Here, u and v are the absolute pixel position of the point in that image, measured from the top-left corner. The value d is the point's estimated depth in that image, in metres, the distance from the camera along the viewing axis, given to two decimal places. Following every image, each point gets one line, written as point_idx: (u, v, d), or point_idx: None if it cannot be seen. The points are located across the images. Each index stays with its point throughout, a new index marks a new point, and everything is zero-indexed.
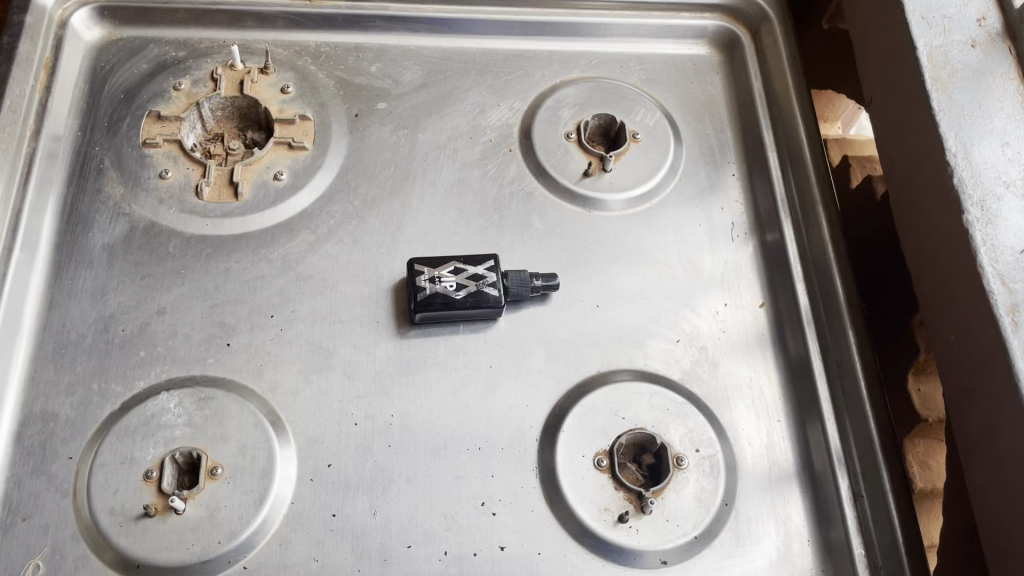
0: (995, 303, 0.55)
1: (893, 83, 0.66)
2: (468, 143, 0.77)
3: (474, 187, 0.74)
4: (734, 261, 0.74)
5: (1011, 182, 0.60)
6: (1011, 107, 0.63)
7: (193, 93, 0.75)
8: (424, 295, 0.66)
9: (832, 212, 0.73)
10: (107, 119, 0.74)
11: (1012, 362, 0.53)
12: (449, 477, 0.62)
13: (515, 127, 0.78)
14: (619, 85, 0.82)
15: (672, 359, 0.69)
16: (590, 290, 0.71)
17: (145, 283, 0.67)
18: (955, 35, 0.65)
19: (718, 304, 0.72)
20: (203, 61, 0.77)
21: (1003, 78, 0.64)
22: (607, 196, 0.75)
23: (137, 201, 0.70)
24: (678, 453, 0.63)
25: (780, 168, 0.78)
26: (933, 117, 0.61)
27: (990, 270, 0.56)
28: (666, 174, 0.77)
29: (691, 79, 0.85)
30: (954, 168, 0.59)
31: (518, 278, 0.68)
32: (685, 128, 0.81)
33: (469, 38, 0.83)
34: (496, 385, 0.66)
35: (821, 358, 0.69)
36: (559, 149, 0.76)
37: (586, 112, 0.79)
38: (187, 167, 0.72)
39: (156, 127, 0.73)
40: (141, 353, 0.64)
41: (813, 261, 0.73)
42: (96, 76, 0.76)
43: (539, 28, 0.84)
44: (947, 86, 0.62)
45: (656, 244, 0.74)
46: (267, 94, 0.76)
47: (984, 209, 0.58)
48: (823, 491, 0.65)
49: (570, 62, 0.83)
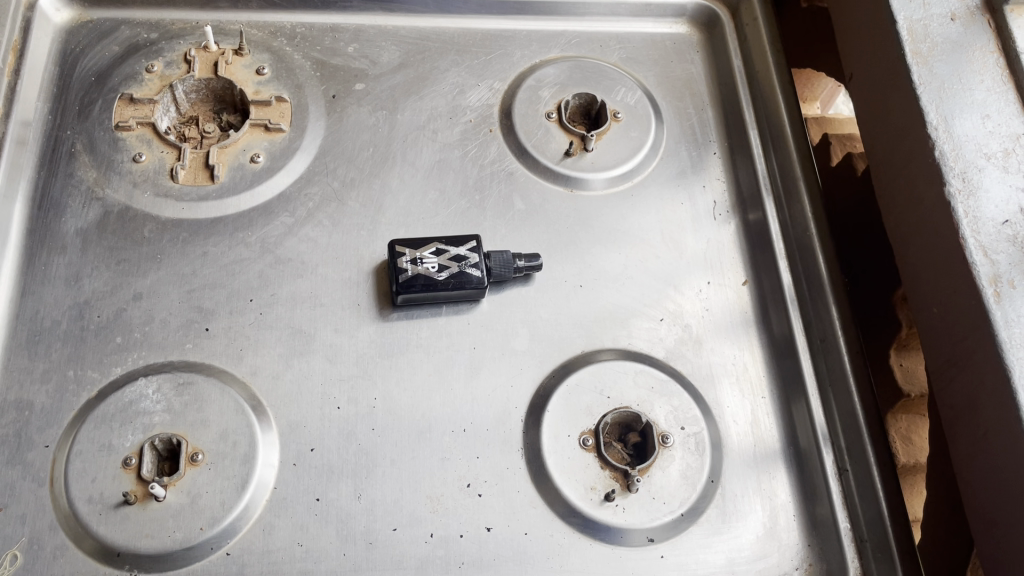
0: (977, 275, 0.55)
1: (875, 58, 0.66)
2: (447, 123, 0.76)
3: (454, 168, 0.74)
4: (716, 240, 0.74)
5: (992, 154, 0.60)
6: (991, 80, 0.62)
7: (166, 75, 0.74)
8: (405, 277, 0.65)
9: (813, 189, 0.73)
10: (79, 102, 0.72)
11: (997, 333, 0.53)
12: (434, 459, 0.62)
13: (495, 107, 0.77)
14: (599, 64, 0.81)
15: (657, 337, 0.68)
16: (573, 270, 0.71)
17: (120, 268, 0.66)
18: (934, 9, 0.64)
19: (701, 283, 0.72)
20: (176, 42, 0.76)
21: (983, 51, 0.63)
22: (589, 175, 0.74)
23: (110, 185, 0.69)
24: (663, 431, 0.63)
25: (762, 147, 0.78)
26: (914, 91, 0.61)
27: (972, 242, 0.56)
28: (648, 152, 0.77)
29: (671, 57, 0.84)
30: (936, 141, 0.59)
31: (501, 259, 0.67)
32: (666, 107, 0.80)
33: (448, 18, 0.82)
34: (479, 367, 0.65)
35: (804, 335, 0.69)
36: (539, 130, 0.76)
37: (566, 91, 0.78)
38: (161, 150, 0.70)
39: (128, 110, 0.71)
40: (117, 339, 0.63)
41: (795, 239, 0.73)
42: (66, 59, 0.74)
43: (518, 8, 0.83)
44: (927, 59, 0.62)
45: (638, 224, 0.74)
46: (242, 76, 0.74)
47: (965, 181, 0.58)
48: (808, 468, 0.65)
49: (550, 41, 0.83)
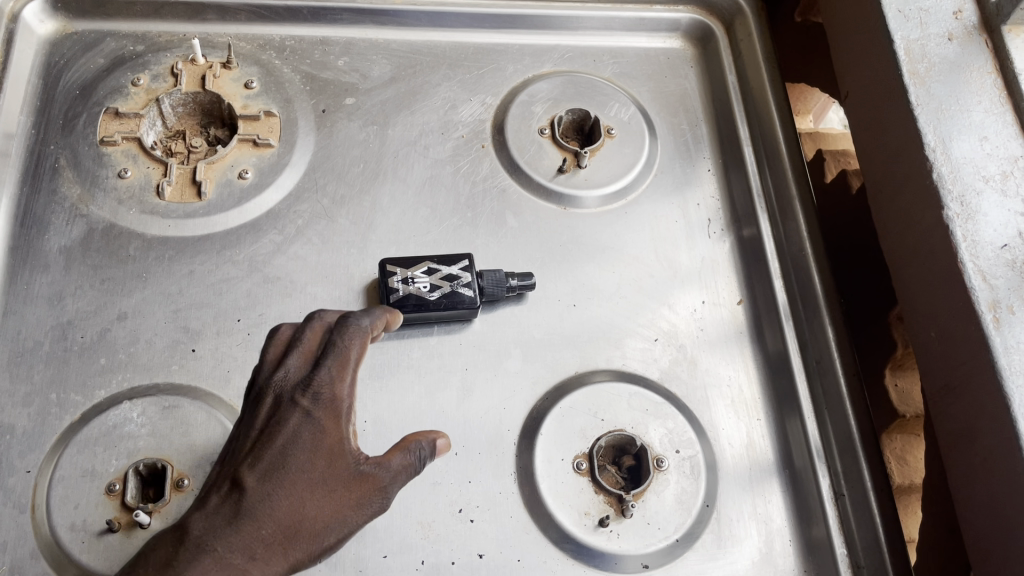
0: (977, 300, 0.54)
1: (873, 77, 0.66)
2: (439, 139, 0.75)
3: (446, 184, 0.73)
4: (711, 257, 0.73)
5: (991, 176, 0.59)
6: (989, 101, 0.61)
7: (152, 89, 0.72)
8: (396, 297, 0.64)
9: (808, 207, 0.72)
10: (63, 116, 0.70)
11: (996, 358, 0.53)
12: (425, 484, 0.60)
13: (487, 122, 0.77)
14: (593, 79, 0.80)
15: (651, 358, 0.68)
16: (567, 288, 0.70)
17: (104, 287, 0.64)
18: (931, 29, 0.64)
19: (696, 301, 0.71)
20: (162, 55, 0.74)
21: (981, 72, 0.62)
22: (582, 192, 0.74)
23: (95, 201, 0.67)
24: (658, 454, 0.62)
25: (757, 163, 0.77)
26: (911, 111, 0.60)
27: (971, 266, 0.55)
28: (641, 169, 0.76)
29: (664, 73, 0.83)
30: (933, 163, 0.58)
31: (493, 279, 0.66)
32: (660, 123, 0.80)
33: (439, 31, 0.81)
34: (471, 389, 0.64)
35: (799, 354, 0.68)
36: (532, 145, 0.75)
37: (559, 107, 0.77)
38: (147, 166, 0.69)
39: (113, 124, 0.70)
40: (101, 361, 0.62)
41: (790, 258, 0.72)
42: (49, 71, 0.73)
43: (510, 21, 0.82)
44: (924, 79, 0.61)
45: (631, 242, 0.73)
46: (230, 90, 0.73)
47: (963, 205, 0.57)
48: (804, 491, 0.64)
49: (543, 55, 0.82)
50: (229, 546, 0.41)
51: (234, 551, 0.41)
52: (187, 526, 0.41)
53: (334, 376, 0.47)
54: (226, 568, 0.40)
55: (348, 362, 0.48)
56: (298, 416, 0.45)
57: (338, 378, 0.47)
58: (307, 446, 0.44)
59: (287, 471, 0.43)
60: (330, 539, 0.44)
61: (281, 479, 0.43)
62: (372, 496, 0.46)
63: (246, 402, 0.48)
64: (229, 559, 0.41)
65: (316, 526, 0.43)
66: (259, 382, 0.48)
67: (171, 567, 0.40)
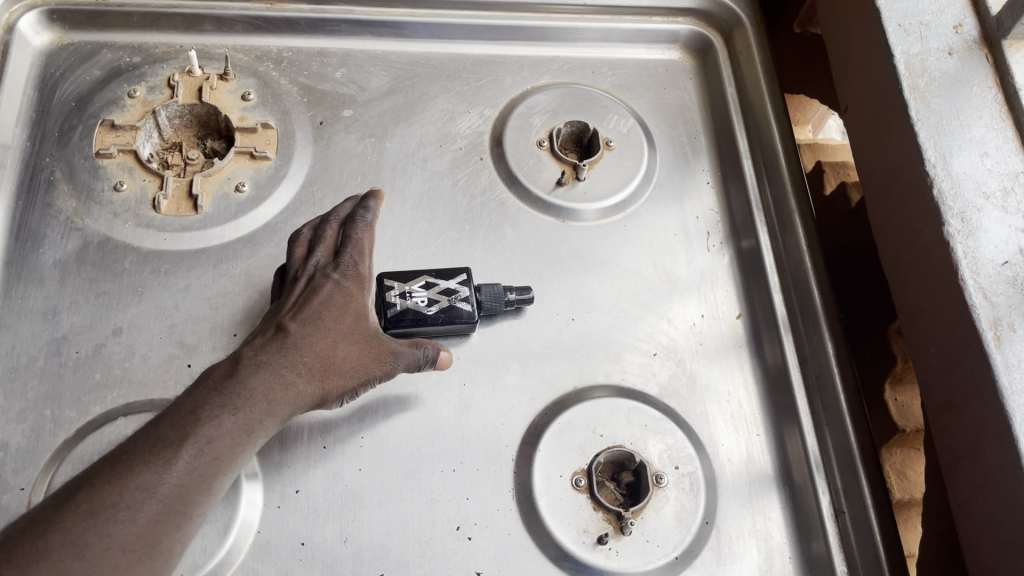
0: (977, 318, 0.54)
1: (873, 91, 0.65)
2: (437, 151, 0.75)
3: (444, 197, 0.72)
4: (710, 271, 0.73)
5: (991, 193, 0.58)
6: (990, 116, 0.61)
7: (148, 101, 0.72)
8: (394, 312, 0.63)
9: (807, 220, 0.72)
10: (59, 128, 0.70)
11: (997, 377, 0.52)
12: (423, 501, 0.60)
13: (486, 135, 0.76)
14: (592, 91, 0.80)
15: (650, 373, 0.67)
16: (566, 303, 0.69)
17: (100, 301, 0.64)
18: (931, 43, 0.63)
19: (695, 314, 0.71)
20: (159, 66, 0.74)
21: (981, 87, 0.62)
22: (581, 205, 0.73)
23: (91, 214, 0.67)
24: (657, 471, 0.62)
25: (756, 176, 0.77)
26: (912, 127, 0.60)
27: (972, 284, 0.55)
28: (641, 182, 0.75)
29: (663, 85, 0.83)
30: (934, 179, 0.58)
31: (491, 292, 0.66)
32: (659, 135, 0.79)
33: (437, 43, 0.81)
34: (469, 405, 0.64)
35: (798, 370, 0.68)
36: (530, 158, 0.75)
37: (558, 119, 0.77)
38: (143, 179, 0.69)
39: (109, 136, 0.70)
40: (96, 377, 0.61)
41: (790, 271, 0.72)
42: (45, 83, 0.72)
43: (509, 33, 0.81)
44: (925, 94, 0.61)
45: (630, 255, 0.72)
46: (227, 102, 0.73)
47: (964, 221, 0.57)
48: (804, 507, 0.64)
49: (541, 67, 0.81)
50: (279, 362, 0.53)
51: (281, 366, 0.53)
52: (239, 354, 0.53)
53: (356, 258, 0.59)
54: (274, 377, 0.52)
55: (365, 253, 0.60)
56: (326, 281, 0.57)
57: (360, 258, 0.60)
58: (333, 304, 0.57)
59: (318, 321, 0.55)
60: (351, 381, 0.57)
61: (315, 321, 0.55)
62: (384, 353, 0.58)
63: (280, 290, 0.60)
64: (277, 371, 0.53)
65: (344, 364, 0.56)
66: (292, 266, 0.60)
67: (230, 380, 0.51)
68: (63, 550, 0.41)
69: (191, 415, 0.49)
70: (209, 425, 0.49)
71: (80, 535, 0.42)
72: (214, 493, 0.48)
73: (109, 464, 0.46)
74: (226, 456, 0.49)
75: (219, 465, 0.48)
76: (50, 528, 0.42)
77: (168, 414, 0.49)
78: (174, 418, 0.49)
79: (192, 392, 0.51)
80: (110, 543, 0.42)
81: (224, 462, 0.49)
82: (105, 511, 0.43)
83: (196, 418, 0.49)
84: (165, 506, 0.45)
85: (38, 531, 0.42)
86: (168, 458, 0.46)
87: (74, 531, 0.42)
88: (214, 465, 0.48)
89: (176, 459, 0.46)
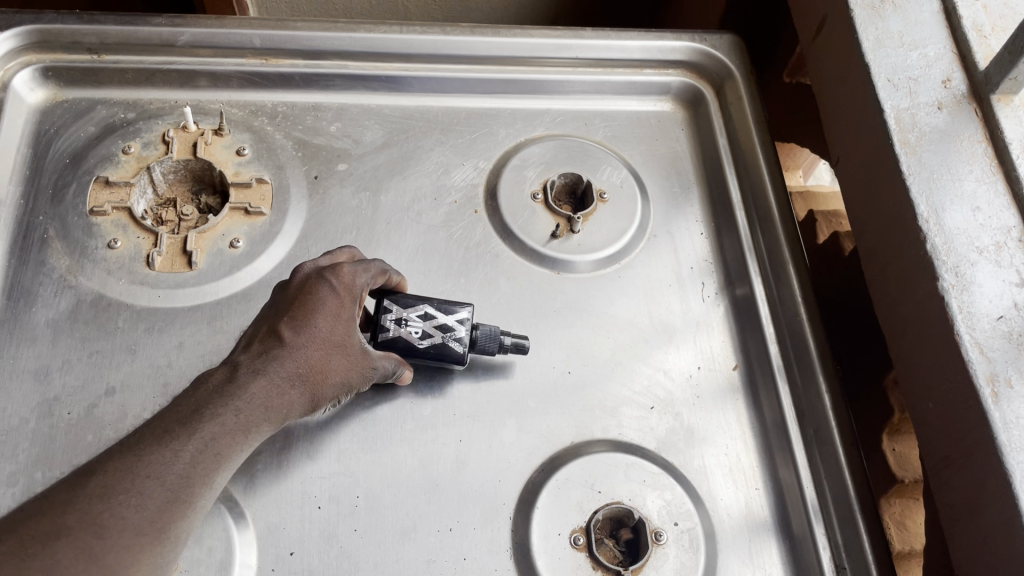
0: (974, 374, 0.54)
1: (865, 145, 0.66)
2: (432, 204, 0.75)
3: (439, 250, 0.72)
4: (705, 323, 0.73)
5: (984, 247, 0.58)
6: (981, 171, 0.61)
7: (143, 157, 0.72)
8: (385, 337, 0.64)
9: (801, 271, 0.71)
10: (52, 186, 0.70)
11: (995, 434, 0.52)
12: (419, 561, 0.59)
13: (480, 187, 0.77)
14: (585, 142, 0.80)
15: (648, 427, 0.67)
16: (562, 356, 0.69)
17: (92, 361, 0.63)
18: (921, 98, 0.64)
19: (691, 366, 0.70)
20: (154, 122, 0.74)
21: (971, 141, 0.62)
22: (575, 257, 0.73)
23: (84, 272, 0.67)
24: (656, 527, 0.61)
25: (749, 226, 0.77)
26: (904, 182, 0.60)
27: (968, 339, 0.55)
28: (635, 233, 0.76)
29: (655, 136, 0.84)
30: (927, 235, 0.58)
31: (486, 332, 0.65)
32: (652, 185, 0.80)
33: (432, 96, 0.81)
34: (466, 461, 0.63)
35: (797, 424, 0.67)
36: (525, 211, 0.75)
37: (552, 171, 0.78)
38: (137, 236, 0.68)
39: (103, 193, 0.70)
40: (88, 438, 0.60)
41: (784, 322, 0.71)
42: (39, 140, 0.72)
43: (503, 86, 0.82)
44: (915, 149, 0.62)
45: (624, 306, 0.72)
46: (222, 157, 0.73)
47: (958, 275, 0.57)
48: (805, 564, 0.63)
49: (534, 119, 0.82)
50: (281, 362, 0.53)
51: (282, 370, 0.53)
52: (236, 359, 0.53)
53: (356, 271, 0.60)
54: (272, 385, 0.52)
55: (366, 270, 0.62)
56: (330, 288, 0.58)
57: (357, 273, 0.61)
58: (332, 311, 0.57)
59: (316, 329, 0.55)
60: (336, 391, 0.57)
61: (313, 328, 0.55)
62: (366, 366, 0.59)
63: (274, 293, 0.59)
64: (278, 375, 0.52)
65: (334, 373, 0.57)
66: (291, 272, 0.60)
67: (230, 383, 0.51)
68: (82, 530, 0.41)
69: (195, 412, 0.48)
70: (212, 422, 0.48)
71: (96, 518, 0.42)
72: (212, 489, 0.48)
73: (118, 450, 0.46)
74: (226, 456, 0.49)
75: (222, 459, 0.48)
76: (66, 509, 0.42)
77: (170, 409, 0.49)
78: (178, 413, 0.48)
79: (192, 392, 0.50)
80: (122, 527, 0.43)
81: (226, 458, 0.49)
82: (119, 495, 0.43)
83: (200, 416, 0.48)
84: (171, 495, 0.45)
85: (52, 513, 0.42)
86: (175, 449, 0.46)
87: (88, 514, 0.42)
88: (216, 459, 0.48)
89: (184, 450, 0.46)
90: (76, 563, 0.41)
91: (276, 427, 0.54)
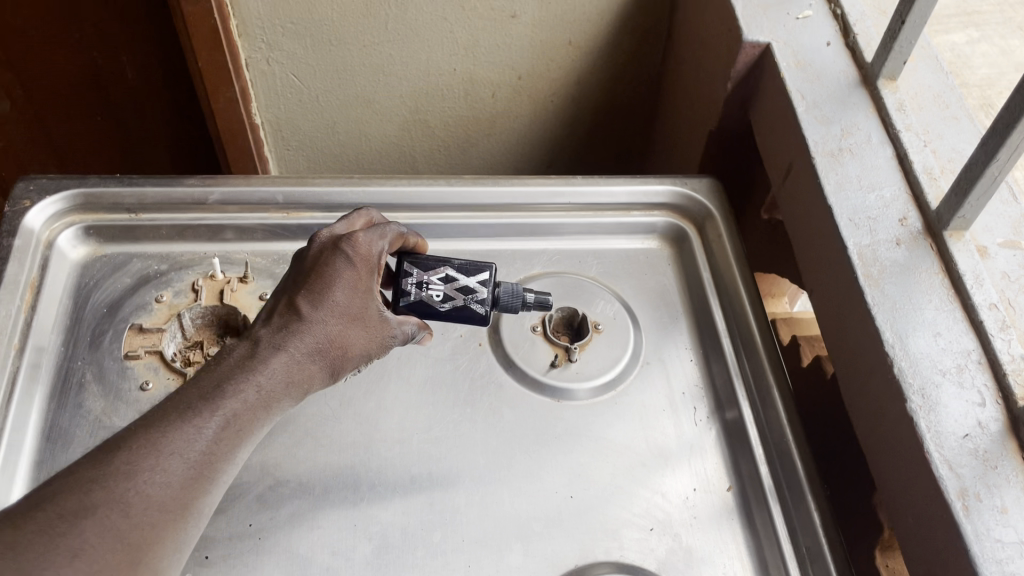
0: (945, 490, 0.58)
1: (834, 278, 0.72)
2: (439, 340, 0.81)
3: (447, 383, 0.78)
4: (699, 446, 0.77)
5: (947, 369, 0.63)
6: (940, 299, 0.67)
7: (174, 304, 0.79)
8: (410, 301, 0.72)
9: (785, 394, 0.77)
10: (90, 334, 0.76)
11: (968, 546, 0.55)
12: None
13: (484, 322, 0.83)
14: (579, 278, 0.87)
15: (648, 548, 0.70)
16: (564, 481, 0.73)
17: None
18: (880, 235, 0.71)
19: (687, 488, 0.74)
20: (185, 272, 0.81)
21: (930, 273, 0.68)
22: (574, 386, 0.78)
23: (118, 413, 0.72)
24: None
25: (735, 353, 0.82)
26: (870, 313, 0.66)
27: (938, 456, 0.59)
28: (629, 360, 0.81)
29: (645, 272, 0.90)
30: (893, 360, 0.64)
31: (508, 292, 0.74)
32: (643, 316, 0.86)
33: (439, 240, 0.88)
34: None
35: (791, 542, 0.70)
36: (526, 343, 0.81)
37: (550, 305, 0.84)
38: (167, 378, 0.74)
39: (137, 339, 0.76)
40: None
41: (773, 443, 0.76)
42: (80, 291, 0.79)
43: (505, 229, 0.89)
44: (878, 281, 0.68)
45: (621, 432, 0.77)
46: (246, 302, 0.79)
47: (924, 396, 0.62)
48: None
49: (533, 258, 0.89)
50: (295, 344, 0.61)
51: (297, 351, 0.61)
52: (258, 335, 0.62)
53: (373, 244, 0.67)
54: (289, 362, 0.61)
55: (382, 236, 0.69)
56: (345, 260, 0.65)
57: (376, 237, 0.68)
58: (348, 284, 0.64)
59: (333, 301, 0.63)
60: (357, 355, 0.65)
61: (331, 300, 0.63)
62: (384, 335, 0.67)
63: (296, 262, 0.67)
64: (294, 355, 0.61)
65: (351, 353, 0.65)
66: (311, 241, 0.68)
67: (250, 358, 0.60)
68: (107, 506, 0.50)
69: (217, 388, 0.57)
70: (232, 399, 0.57)
71: (121, 497, 0.50)
72: (235, 462, 0.57)
73: (146, 426, 0.54)
74: (246, 429, 0.58)
75: (240, 436, 0.57)
76: (94, 487, 0.50)
77: (196, 384, 0.58)
78: (202, 390, 0.57)
79: (216, 367, 0.59)
80: (149, 505, 0.51)
81: (244, 434, 0.57)
82: (144, 473, 0.52)
83: (221, 392, 0.57)
84: (194, 472, 0.54)
85: (82, 488, 0.50)
86: (198, 425, 0.55)
87: (115, 494, 0.50)
88: (237, 437, 0.57)
89: (205, 428, 0.55)
90: (103, 536, 0.49)
91: (301, 398, 0.63)
